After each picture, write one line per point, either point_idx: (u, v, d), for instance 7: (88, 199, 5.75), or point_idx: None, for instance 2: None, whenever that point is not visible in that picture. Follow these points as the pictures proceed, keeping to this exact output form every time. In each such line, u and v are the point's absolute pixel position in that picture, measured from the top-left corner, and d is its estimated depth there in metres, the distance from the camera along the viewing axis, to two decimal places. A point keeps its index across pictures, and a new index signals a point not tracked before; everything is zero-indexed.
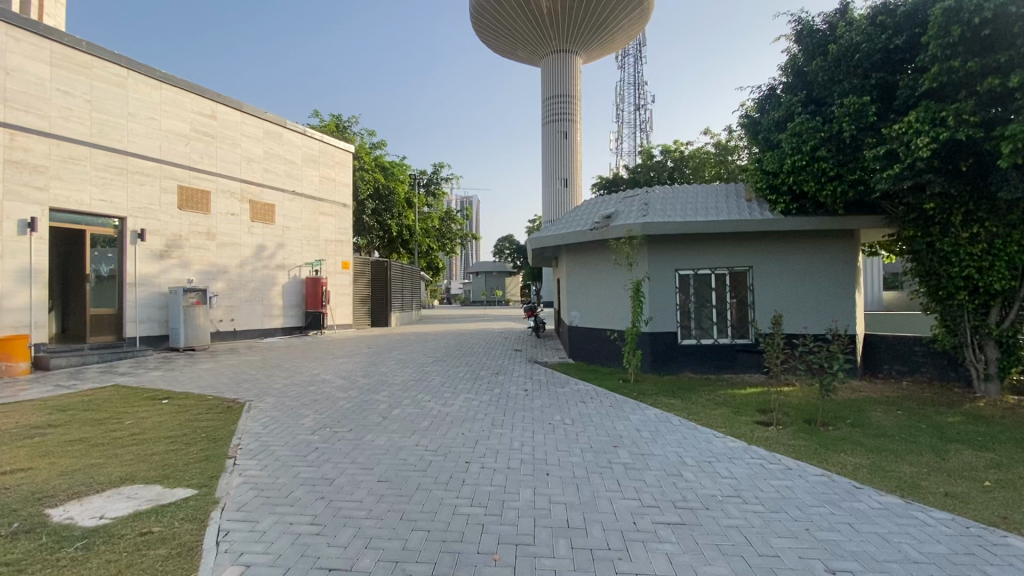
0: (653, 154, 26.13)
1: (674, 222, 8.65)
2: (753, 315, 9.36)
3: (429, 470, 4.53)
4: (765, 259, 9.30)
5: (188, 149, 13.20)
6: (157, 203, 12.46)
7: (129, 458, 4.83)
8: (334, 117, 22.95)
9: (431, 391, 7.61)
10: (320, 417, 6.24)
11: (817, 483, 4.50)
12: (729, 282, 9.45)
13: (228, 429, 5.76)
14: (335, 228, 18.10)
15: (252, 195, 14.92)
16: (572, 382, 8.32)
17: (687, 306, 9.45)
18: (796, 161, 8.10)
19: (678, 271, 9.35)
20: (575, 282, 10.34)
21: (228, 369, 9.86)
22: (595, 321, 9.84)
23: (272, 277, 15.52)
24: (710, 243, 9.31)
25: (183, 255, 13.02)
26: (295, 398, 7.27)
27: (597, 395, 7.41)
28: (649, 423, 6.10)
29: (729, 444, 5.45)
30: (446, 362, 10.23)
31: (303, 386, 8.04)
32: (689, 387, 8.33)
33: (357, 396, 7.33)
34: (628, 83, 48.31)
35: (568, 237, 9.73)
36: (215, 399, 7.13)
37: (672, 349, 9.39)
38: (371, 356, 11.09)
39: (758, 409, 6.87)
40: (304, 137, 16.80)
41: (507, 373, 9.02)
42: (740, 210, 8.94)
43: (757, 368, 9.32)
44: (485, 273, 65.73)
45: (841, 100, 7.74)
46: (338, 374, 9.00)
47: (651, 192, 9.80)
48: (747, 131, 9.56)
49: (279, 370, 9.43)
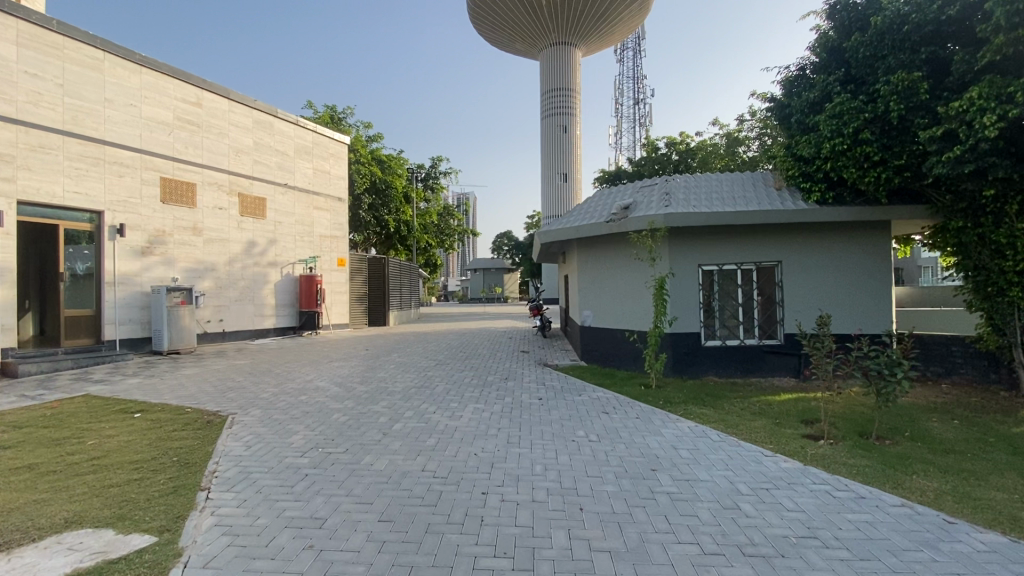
0: (659, 146, 25.34)
1: (699, 214, 7.89)
2: (781, 314, 8.66)
3: (440, 505, 3.79)
4: (795, 253, 8.58)
5: (171, 138, 12.37)
6: (137, 196, 11.63)
7: (81, 492, 4.07)
8: (328, 109, 22.04)
9: (436, 400, 6.86)
10: (311, 434, 5.48)
11: (904, 517, 3.76)
12: (755, 278, 8.74)
13: (205, 451, 4.99)
14: (330, 223, 17.27)
15: (241, 188, 14.09)
16: (590, 389, 7.57)
17: (710, 303, 8.75)
18: (834, 145, 7.36)
19: (700, 267, 8.63)
20: (588, 278, 9.60)
21: (213, 375, 9.07)
22: (611, 321, 9.12)
23: (263, 275, 14.69)
24: (736, 237, 8.59)
25: (167, 251, 12.20)
26: (285, 410, 6.51)
27: (621, 404, 6.69)
28: (686, 439, 5.38)
29: (784, 466, 4.73)
30: (450, 366, 9.46)
31: (294, 395, 7.27)
32: (716, 393, 7.61)
33: (354, 407, 6.57)
34: (627, 77, 47.43)
35: (580, 231, 8.97)
36: (194, 412, 6.37)
37: (695, 351, 8.69)
38: (368, 359, 10.31)
39: (802, 421, 6.14)
40: (296, 127, 15.96)
41: (518, 379, 8.27)
42: (769, 200, 8.21)
43: (788, 371, 8.63)
44: (484, 269, 64.84)
45: (886, 77, 7.01)
46: (334, 380, 8.24)
47: (670, 181, 9.05)
48: (774, 115, 8.83)
49: (269, 377, 8.65)
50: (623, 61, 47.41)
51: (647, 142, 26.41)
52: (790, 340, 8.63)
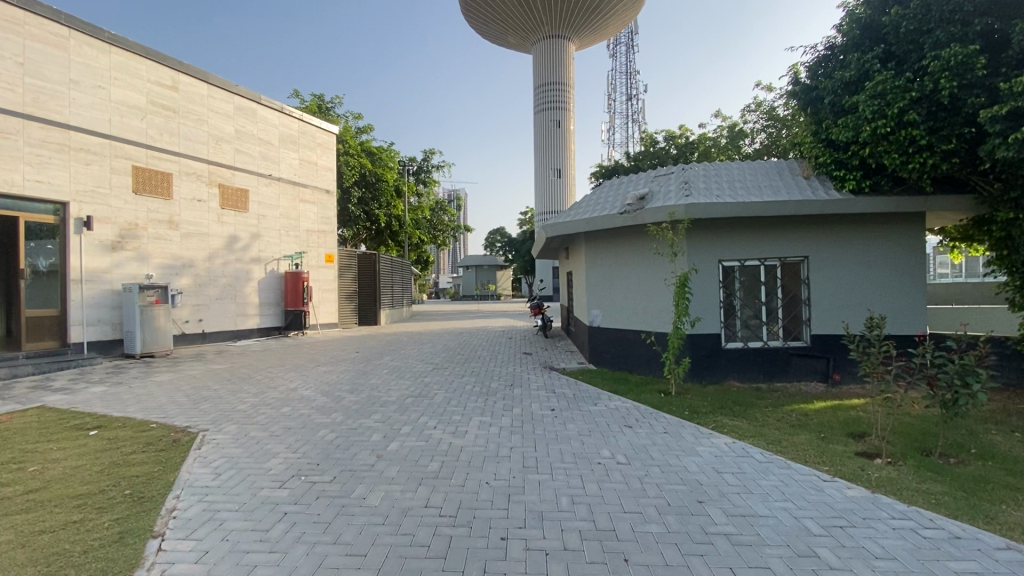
0: (657, 140, 24.65)
1: (725, 204, 7.17)
2: (808, 313, 8.03)
3: (451, 557, 3.05)
4: (823, 248, 7.93)
5: (144, 124, 11.43)
6: (107, 185, 10.69)
7: (2, 541, 3.25)
8: (314, 98, 21.03)
9: (436, 413, 6.10)
10: (293, 457, 4.69)
11: (1019, 565, 3.08)
12: (780, 275, 8.08)
13: (165, 482, 4.18)
14: (317, 217, 16.37)
15: (222, 178, 13.17)
16: (606, 397, 6.85)
17: (732, 302, 8.09)
18: (876, 129, 6.71)
19: (721, 263, 7.96)
20: (597, 275, 8.87)
21: (187, 381, 8.20)
22: (623, 321, 8.41)
23: (246, 271, 13.79)
24: (760, 230, 7.91)
25: (140, 246, 11.27)
26: (264, 425, 5.71)
27: (643, 416, 5.98)
28: (726, 460, 4.69)
29: (849, 495, 4.07)
30: (449, 371, 8.68)
31: (276, 407, 6.47)
32: (743, 401, 6.94)
33: (343, 422, 5.78)
34: (620, 72, 46.76)
35: (592, 223, 8.24)
36: (160, 430, 5.55)
37: (715, 354, 8.03)
38: (359, 363, 9.50)
39: (850, 436, 5.50)
40: (281, 114, 15.04)
41: (524, 386, 7.53)
42: (798, 189, 7.54)
43: (814, 375, 8.01)
44: (476, 267, 63.77)
45: (935, 52, 6.37)
46: (320, 389, 7.43)
47: (687, 169, 8.33)
48: (798, 99, 8.18)
49: (248, 384, 7.82)
50: (615, 56, 46.46)
51: (644, 136, 25.71)
52: (817, 342, 8.00)
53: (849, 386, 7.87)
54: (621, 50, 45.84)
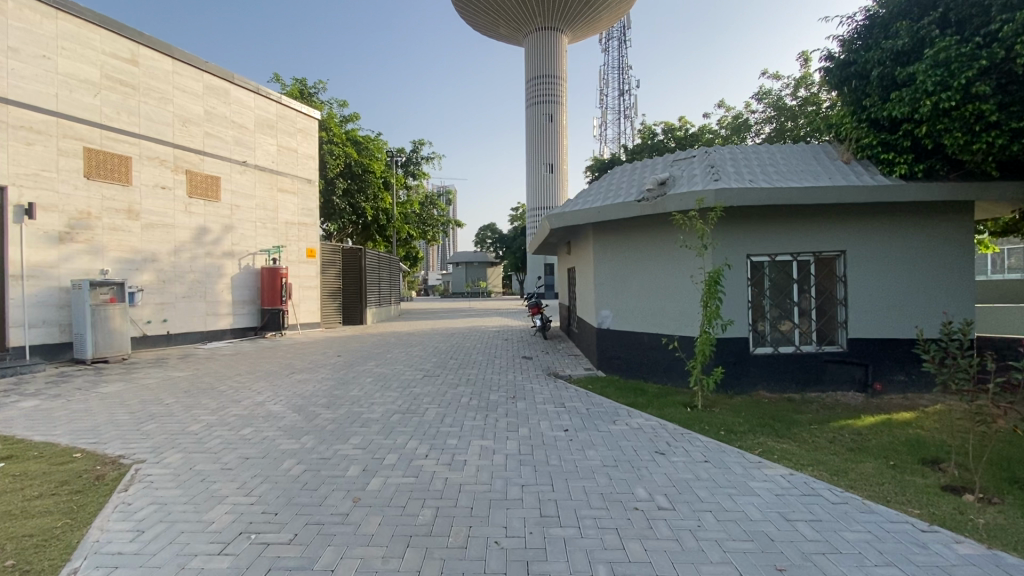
0: (655, 132, 23.86)
1: (761, 190, 6.23)
2: (844, 315, 7.16)
3: None
4: (863, 242, 7.03)
5: (98, 101, 10.21)
6: (53, 169, 9.48)
7: None
8: (296, 82, 19.80)
9: (428, 436, 5.08)
10: (244, 504, 3.66)
11: None
12: (814, 272, 7.20)
13: (63, 547, 3.12)
14: (298, 208, 15.17)
15: (190, 164, 11.95)
16: (626, 414, 5.90)
17: (761, 302, 7.21)
18: (937, 103, 5.84)
19: (750, 258, 7.07)
20: (607, 271, 7.91)
21: (137, 393, 7.07)
22: (638, 324, 7.47)
23: (217, 267, 12.59)
24: (794, 221, 7.02)
25: (94, 238, 10.07)
26: (217, 454, 4.67)
27: (675, 439, 5.04)
28: (792, 502, 3.76)
29: (963, 554, 3.15)
30: (441, 380, 7.65)
31: (235, 428, 5.42)
32: (780, 416, 6.05)
33: (314, 450, 4.74)
34: (612, 67, 45.37)
35: (603, 212, 7.27)
36: (84, 463, 4.48)
37: (741, 360, 7.15)
38: (340, 370, 8.45)
39: (923, 463, 4.62)
40: (256, 96, 13.83)
41: (529, 398, 6.55)
42: (842, 174, 6.64)
43: (851, 384, 7.16)
44: (466, 263, 62.82)
45: (1008, 15, 5.50)
46: (291, 404, 6.35)
47: (712, 152, 7.40)
48: (837, 74, 7.27)
49: (208, 397, 6.71)
50: (608, 50, 45.35)
51: (642, 129, 24.84)
52: (855, 347, 7.14)
53: (891, 396, 7.03)
54: (614, 45, 44.84)
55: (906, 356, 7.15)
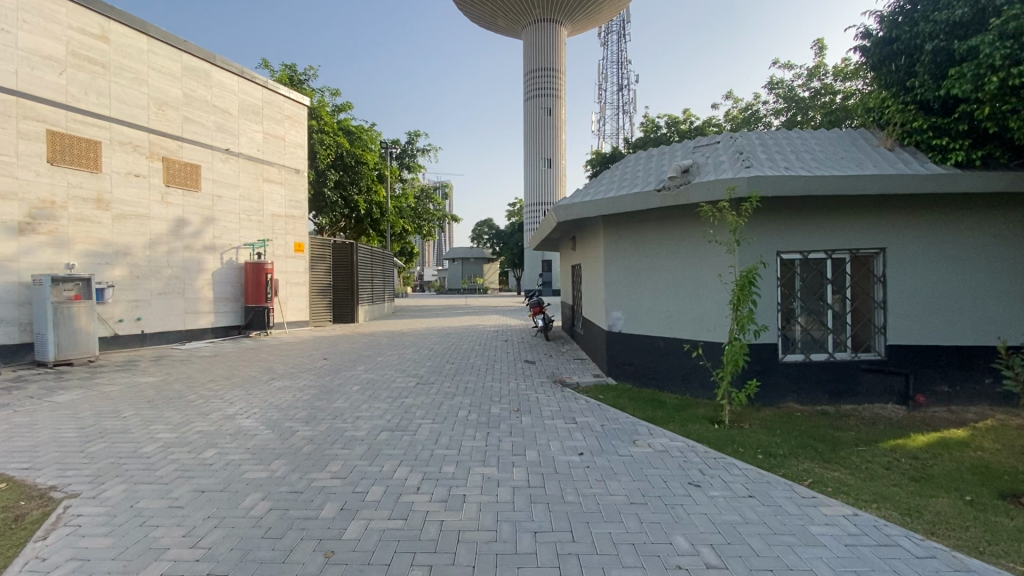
0: (659, 125, 23.12)
1: (799, 178, 5.52)
2: (883, 319, 6.46)
3: None
4: (905, 238, 6.32)
5: (64, 81, 9.36)
6: (12, 153, 8.63)
7: None
8: (285, 69, 18.91)
9: (420, 462, 4.33)
10: (188, 562, 2.90)
11: None
12: (850, 271, 6.49)
13: None
14: (285, 199, 14.34)
15: (167, 151, 11.11)
16: (646, 432, 5.19)
17: (791, 304, 6.50)
18: (1005, 79, 5.20)
19: (780, 255, 6.36)
20: (619, 269, 7.17)
21: (94, 402, 6.26)
22: (655, 327, 6.75)
23: (197, 261, 11.77)
24: (829, 215, 6.31)
25: (58, 229, 9.24)
26: (168, 485, 3.91)
27: (710, 466, 4.32)
28: (868, 557, 3.05)
29: None
30: (436, 389, 6.91)
31: (196, 449, 4.64)
32: (819, 434, 5.35)
33: (284, 480, 3.98)
34: (611, 61, 44.41)
35: (618, 203, 6.53)
36: (4, 498, 3.69)
37: (769, 369, 6.45)
38: (325, 376, 7.69)
39: (1003, 499, 3.93)
40: (240, 79, 12.99)
41: (534, 412, 5.82)
42: (887, 162, 5.94)
43: (890, 396, 6.48)
44: (462, 259, 62.05)
45: None
46: (265, 418, 5.58)
47: (738, 137, 6.66)
48: (881, 50, 6.63)
49: (171, 409, 5.92)
50: (607, 44, 44.37)
51: (644, 121, 24.09)
52: (895, 355, 6.45)
53: (935, 410, 6.35)
54: (614, 39, 43.91)
55: (951, 366, 6.47)
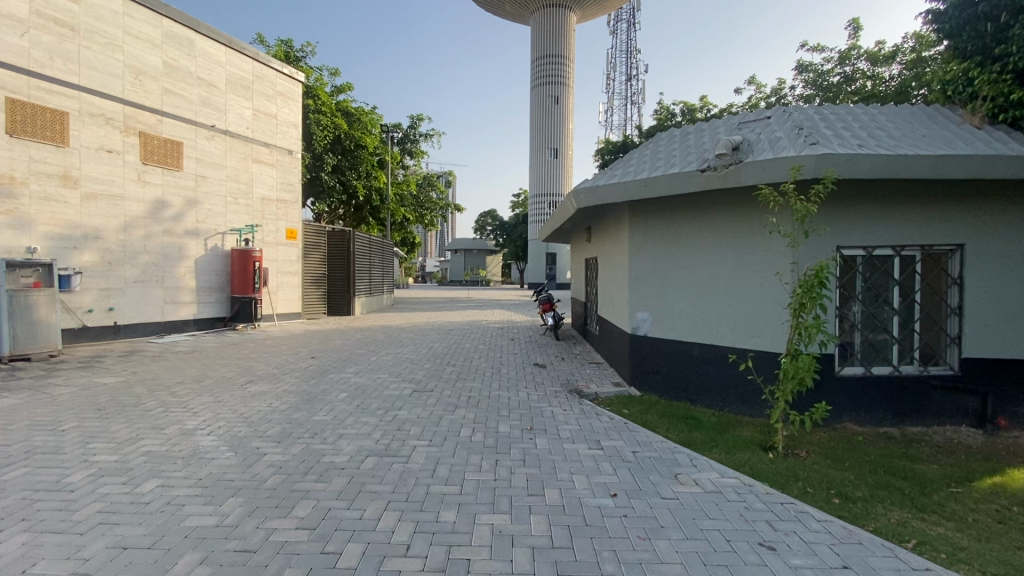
0: (674, 113, 22.01)
1: (878, 158, 4.55)
2: (958, 328, 5.51)
3: None
4: (989, 233, 5.35)
5: (25, 43, 8.38)
6: None
7: None
8: (280, 44, 17.82)
9: (410, 506, 3.40)
10: None
11: None
12: (921, 271, 5.52)
13: None
14: (276, 182, 13.35)
15: (144, 125, 10.13)
16: (689, 463, 4.26)
17: (851, 309, 5.53)
18: None
19: (841, 250, 5.39)
20: (647, 264, 6.22)
21: (34, 410, 5.36)
22: (688, 332, 5.82)
23: (178, 247, 10.83)
24: (900, 205, 5.35)
25: (18, 209, 8.32)
26: (81, 536, 3.00)
27: (781, 518, 3.38)
28: None
29: None
30: (434, 398, 5.98)
31: (133, 480, 3.72)
32: (896, 467, 4.42)
33: (233, 532, 3.06)
34: (621, 50, 43.08)
35: (653, 185, 5.55)
36: None
37: (824, 384, 5.51)
38: (308, 379, 6.76)
39: None
40: (228, 51, 11.96)
41: (550, 433, 4.88)
42: (979, 142, 4.98)
43: (964, 417, 5.54)
44: (464, 249, 60.96)
45: None
46: (229, 435, 4.65)
47: (794, 112, 5.68)
48: (965, 10, 5.60)
49: (121, 421, 5.01)
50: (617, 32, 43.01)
51: (658, 109, 22.94)
52: (972, 370, 5.50)
53: (1018, 436, 5.41)
54: (624, 26, 42.47)
55: None
